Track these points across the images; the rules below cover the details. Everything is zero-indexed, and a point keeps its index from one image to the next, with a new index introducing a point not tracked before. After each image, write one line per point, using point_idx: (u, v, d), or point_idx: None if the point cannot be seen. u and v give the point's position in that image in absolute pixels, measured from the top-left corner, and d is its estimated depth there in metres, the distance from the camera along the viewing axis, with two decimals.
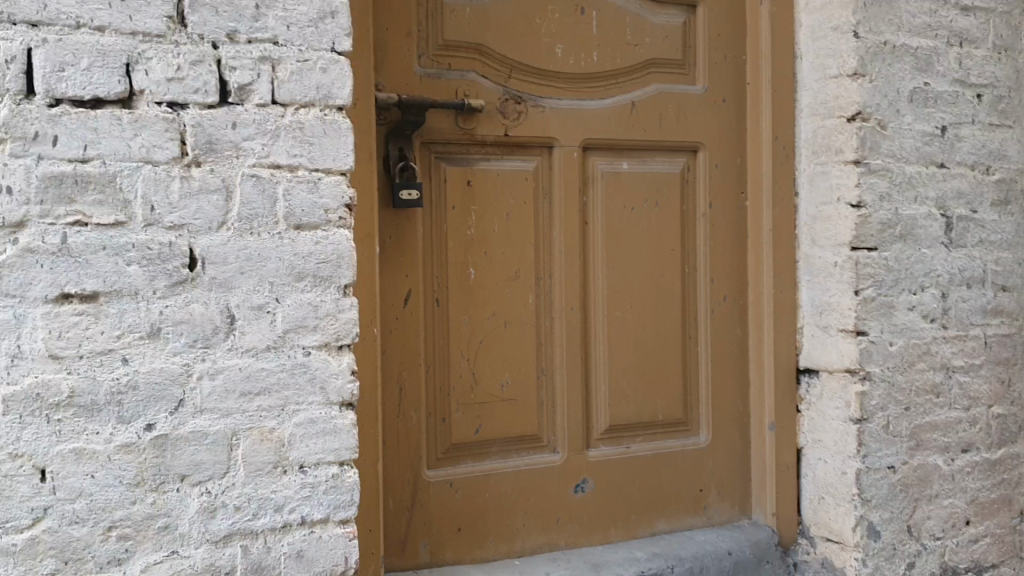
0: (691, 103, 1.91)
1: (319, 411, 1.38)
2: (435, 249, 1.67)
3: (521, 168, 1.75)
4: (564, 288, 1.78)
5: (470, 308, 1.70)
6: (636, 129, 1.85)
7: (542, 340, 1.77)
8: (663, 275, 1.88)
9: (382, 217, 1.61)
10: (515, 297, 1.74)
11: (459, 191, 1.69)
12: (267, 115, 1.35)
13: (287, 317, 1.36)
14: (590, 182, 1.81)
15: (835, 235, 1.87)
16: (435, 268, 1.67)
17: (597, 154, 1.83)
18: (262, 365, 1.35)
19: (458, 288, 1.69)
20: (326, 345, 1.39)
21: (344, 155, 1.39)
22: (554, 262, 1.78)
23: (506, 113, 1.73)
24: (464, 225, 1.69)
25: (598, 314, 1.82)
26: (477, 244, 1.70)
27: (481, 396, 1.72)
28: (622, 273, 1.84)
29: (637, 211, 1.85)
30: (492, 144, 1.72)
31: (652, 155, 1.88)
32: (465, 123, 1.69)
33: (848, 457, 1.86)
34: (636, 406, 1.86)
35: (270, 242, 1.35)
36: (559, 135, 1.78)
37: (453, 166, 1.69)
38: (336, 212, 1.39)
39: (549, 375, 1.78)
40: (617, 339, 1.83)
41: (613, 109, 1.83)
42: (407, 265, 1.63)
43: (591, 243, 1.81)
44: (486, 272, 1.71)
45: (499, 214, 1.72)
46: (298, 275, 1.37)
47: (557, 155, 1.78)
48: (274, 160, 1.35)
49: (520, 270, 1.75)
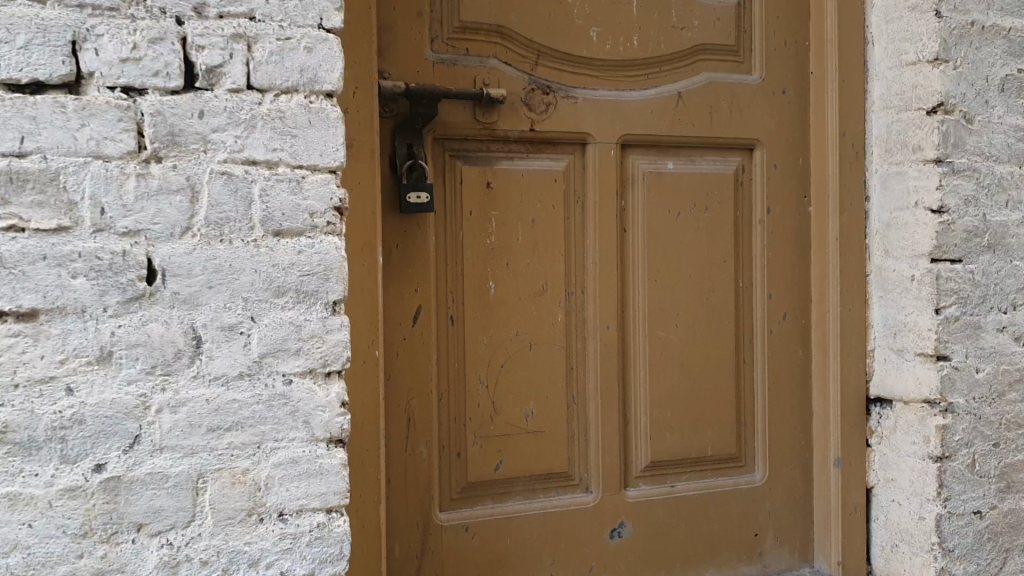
0: (745, 94, 1.68)
1: (302, 450, 1.18)
2: (449, 259, 1.46)
3: (549, 168, 1.53)
4: (599, 305, 1.56)
5: (490, 328, 1.49)
6: (683, 124, 1.62)
7: (573, 364, 1.55)
8: (713, 290, 1.65)
9: (388, 223, 1.41)
10: (542, 315, 1.53)
11: (478, 194, 1.48)
12: (241, 102, 1.16)
13: (264, 339, 1.16)
14: (630, 184, 1.59)
15: (911, 244, 1.62)
16: (449, 282, 1.46)
17: (638, 153, 1.60)
18: (234, 397, 1.15)
19: (475, 304, 1.48)
20: (311, 372, 1.19)
21: (332, 149, 1.19)
22: (587, 275, 1.56)
23: (533, 106, 1.51)
24: (483, 232, 1.48)
25: (638, 335, 1.60)
26: (498, 254, 1.49)
27: (502, 428, 1.50)
28: (666, 288, 1.61)
29: (684, 217, 1.62)
30: (516, 140, 1.50)
31: (701, 153, 1.66)
32: (485, 117, 1.48)
33: (927, 500, 1.61)
34: (682, 439, 1.63)
35: (243, 250, 1.15)
36: (593, 130, 1.55)
37: (471, 165, 1.47)
38: (323, 216, 1.19)
39: (581, 404, 1.56)
40: (660, 363, 1.61)
41: (657, 101, 1.60)
42: (417, 277, 1.43)
43: (630, 253, 1.59)
44: (509, 286, 1.50)
45: (524, 220, 1.51)
46: (277, 290, 1.17)
47: (591, 153, 1.56)
48: (249, 155, 1.16)
49: (548, 284, 1.53)
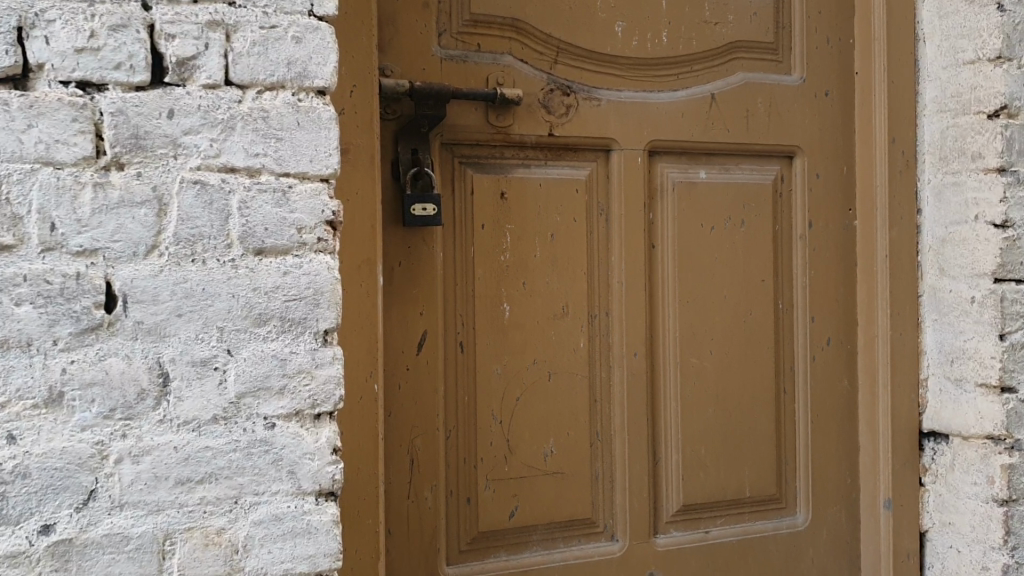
0: (784, 97, 1.50)
1: (286, 505, 1.02)
2: (457, 279, 1.29)
3: (570, 177, 1.36)
4: (626, 329, 1.39)
5: (504, 356, 1.32)
6: (716, 129, 1.45)
7: (597, 396, 1.38)
8: (751, 312, 1.48)
9: (389, 239, 1.25)
10: (562, 341, 1.36)
11: (490, 206, 1.31)
12: (218, 99, 0.99)
13: (242, 376, 1.00)
14: (659, 194, 1.42)
15: (970, 262, 1.44)
16: (457, 305, 1.30)
17: (666, 160, 1.43)
18: (206, 444, 0.99)
19: (487, 328, 1.31)
20: (297, 414, 1.02)
21: (324, 155, 1.03)
22: (613, 296, 1.39)
23: (551, 107, 1.34)
24: (496, 248, 1.32)
25: (668, 363, 1.43)
26: (512, 272, 1.33)
27: (517, 470, 1.33)
28: (700, 310, 1.44)
29: (719, 231, 1.45)
30: (533, 145, 1.34)
31: (736, 162, 1.48)
32: (499, 120, 1.31)
33: (991, 549, 1.42)
34: (717, 479, 1.46)
35: (219, 272, 0.99)
36: (619, 136, 1.38)
37: (483, 174, 1.31)
38: (313, 231, 1.03)
39: (606, 441, 1.39)
40: (693, 395, 1.44)
41: (687, 103, 1.43)
42: (422, 300, 1.27)
43: (659, 271, 1.42)
44: (525, 309, 1.33)
45: (542, 235, 1.34)
46: (259, 319, 1.00)
47: (616, 160, 1.39)
48: (227, 162, 0.99)
49: (569, 306, 1.36)
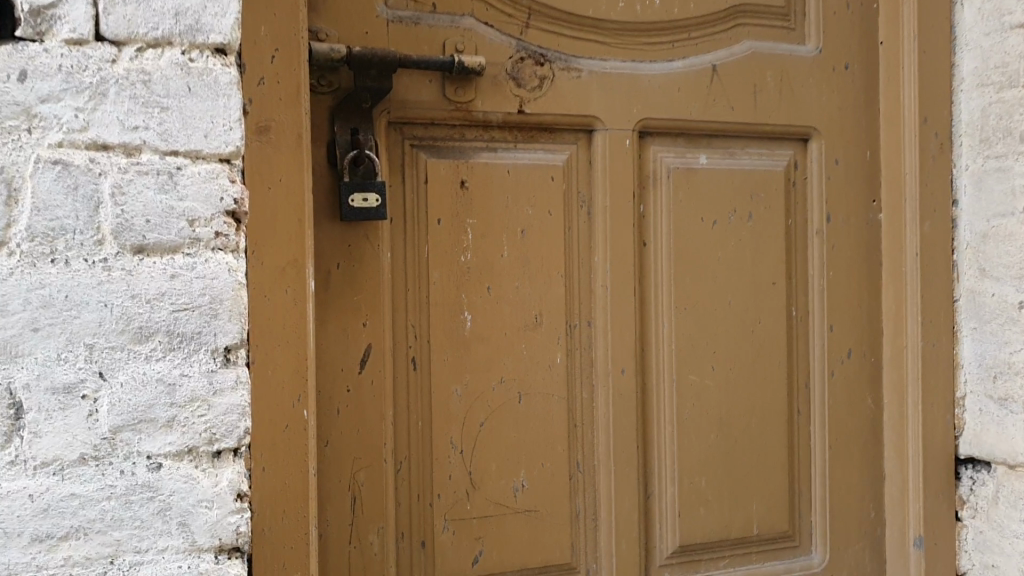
0: (798, 69, 1.29)
1: (177, 566, 0.81)
2: (408, 283, 1.09)
3: (545, 163, 1.15)
4: (612, 341, 1.17)
5: (465, 374, 1.12)
6: (718, 107, 1.24)
7: (577, 419, 1.17)
8: (760, 321, 1.27)
9: (325, 236, 1.04)
10: (535, 356, 1.15)
11: (448, 196, 1.11)
12: (85, 58, 0.79)
13: (117, 406, 0.79)
14: (652, 183, 1.21)
15: (1017, 260, 1.23)
16: (408, 315, 1.09)
17: (660, 143, 1.22)
18: (71, 491, 0.78)
19: (445, 341, 1.11)
20: (191, 452, 0.82)
21: (221, 129, 0.83)
22: (597, 302, 1.18)
23: (522, 79, 1.14)
24: (455, 247, 1.11)
25: (663, 381, 1.22)
26: (473, 274, 1.12)
27: (482, 509, 1.12)
28: (700, 318, 1.23)
29: (722, 225, 1.24)
30: (499, 125, 1.13)
31: (742, 145, 1.27)
32: (458, 94, 1.11)
33: None
34: (720, 516, 1.25)
35: (86, 274, 0.79)
36: (602, 114, 1.18)
37: (438, 158, 1.11)
38: (209, 224, 0.83)
39: (589, 473, 1.18)
40: (692, 418, 1.23)
41: (684, 76, 1.22)
42: (365, 307, 1.06)
43: (652, 272, 1.21)
44: (490, 318, 1.13)
45: (510, 231, 1.14)
46: (140, 333, 0.80)
47: (600, 143, 1.18)
48: (98, 137, 0.79)
49: (543, 314, 1.15)
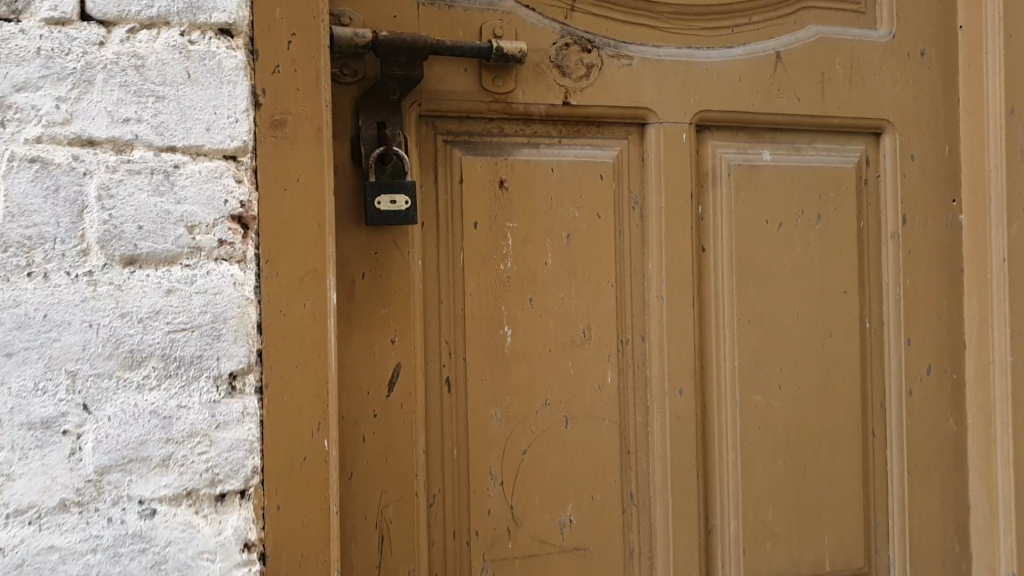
0: (868, 56, 1.14)
1: None
2: (441, 295, 0.98)
3: (592, 160, 1.04)
4: (668, 359, 1.05)
5: (506, 396, 1.00)
6: (782, 98, 1.11)
7: (630, 445, 1.05)
8: (831, 334, 1.14)
9: (348, 242, 0.93)
10: (582, 376, 1.03)
11: (485, 198, 0.99)
12: (68, 40, 0.68)
13: (105, 443, 0.69)
14: (711, 182, 1.09)
15: None
16: (442, 331, 0.98)
17: (720, 137, 1.10)
18: (51, 542, 0.68)
19: (482, 359, 0.99)
20: (190, 496, 0.71)
21: (226, 121, 0.72)
22: (651, 314, 1.06)
23: (567, 68, 1.02)
24: (493, 254, 1.00)
25: (724, 403, 1.09)
26: (513, 285, 1.00)
27: (525, 547, 1.01)
28: (765, 333, 1.11)
29: (788, 228, 1.11)
30: (541, 118, 1.02)
31: (808, 140, 1.14)
32: (496, 83, 0.99)
33: None
34: (789, 552, 1.12)
35: (68, 292, 0.68)
36: (656, 105, 1.06)
37: (475, 156, 0.99)
38: (212, 231, 0.72)
39: (643, 507, 1.06)
40: (757, 443, 1.10)
41: (745, 64, 1.09)
42: (394, 323, 0.95)
43: (711, 281, 1.09)
44: (532, 334, 1.01)
45: (554, 236, 1.02)
46: (130, 359, 0.69)
47: (654, 138, 1.06)
48: (83, 132, 0.69)
49: (592, 328, 1.03)
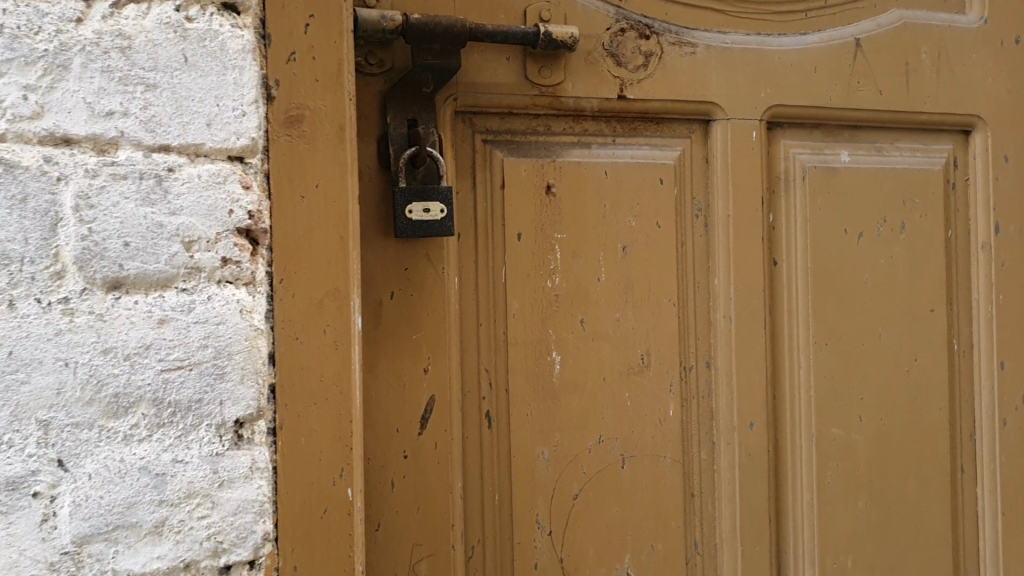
0: (959, 43, 1.01)
1: None
2: (480, 318, 0.85)
3: (651, 162, 0.91)
4: (737, 389, 0.92)
5: (554, 433, 0.87)
6: (863, 91, 0.97)
7: (695, 487, 0.92)
8: (918, 359, 1.00)
9: (375, 257, 0.81)
10: (641, 409, 0.90)
11: (530, 206, 0.86)
12: (38, 14, 0.55)
13: (84, 508, 0.56)
14: (783, 186, 0.96)
15: None
16: (480, 359, 0.85)
17: (792, 135, 0.97)
18: None
19: (527, 390, 0.86)
20: (188, 569, 0.59)
21: (230, 114, 0.60)
22: (718, 338, 0.92)
23: (623, 56, 0.89)
24: (540, 269, 0.87)
25: (799, 437, 0.96)
26: (563, 305, 0.88)
27: None
28: (844, 357, 0.97)
29: (869, 238, 0.98)
30: (594, 113, 0.89)
31: (892, 139, 1.00)
32: (543, 74, 0.86)
33: None
34: None
35: (38, 324, 0.55)
36: (722, 99, 0.92)
37: (519, 158, 0.86)
38: (214, 248, 0.59)
39: (708, 558, 0.93)
40: (836, 482, 0.97)
41: (823, 53, 0.96)
42: (427, 350, 0.82)
43: (785, 299, 0.96)
44: (583, 361, 0.88)
45: (608, 248, 0.89)
46: (115, 404, 0.57)
47: (720, 136, 0.93)
48: (58, 129, 0.56)
49: (651, 354, 0.91)
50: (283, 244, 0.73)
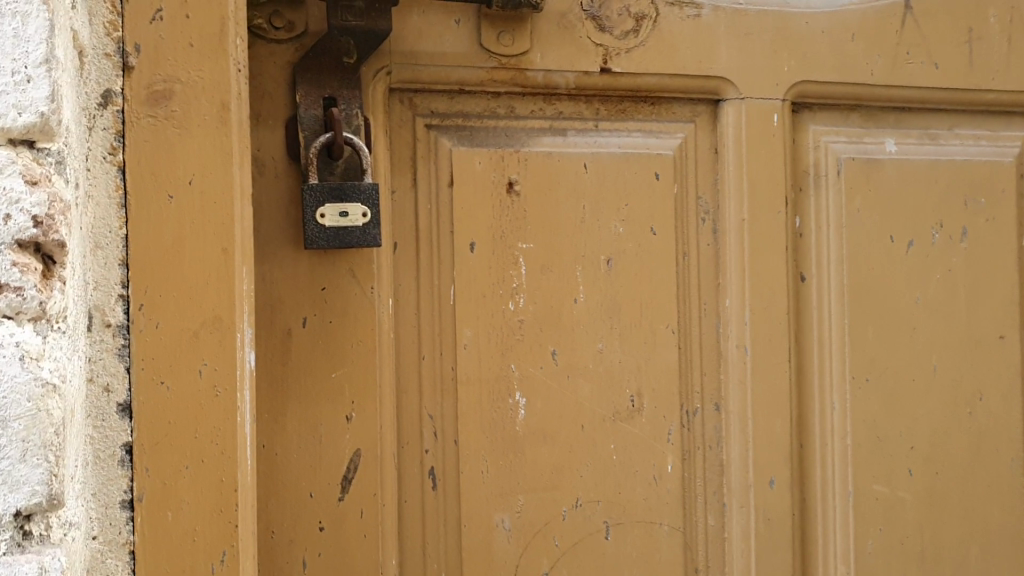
0: None
1: None
2: (422, 350, 0.68)
3: (644, 152, 0.72)
4: (753, 438, 0.74)
5: (517, 495, 0.69)
6: (913, 65, 0.78)
7: (699, 560, 0.74)
8: (982, 397, 0.81)
9: (282, 274, 0.63)
10: (630, 464, 0.72)
11: (487, 209, 0.69)
12: None
13: None
14: (813, 184, 0.77)
15: None
16: (423, 402, 0.68)
17: (825, 120, 0.78)
18: None
19: (482, 441, 0.69)
20: None
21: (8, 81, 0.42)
22: (728, 374, 0.74)
23: (606, 19, 0.71)
24: (500, 289, 0.69)
25: (832, 496, 0.77)
26: (529, 333, 0.70)
27: None
28: (887, 396, 0.78)
29: (921, 248, 0.79)
30: (570, 91, 0.71)
31: (949, 124, 0.81)
32: (503, 41, 0.68)
33: None
34: None
35: None
36: (734, 74, 0.74)
37: (472, 147, 0.68)
38: None
39: None
40: (879, 550, 0.78)
41: (863, 17, 0.77)
42: (352, 392, 0.64)
43: (813, 325, 0.77)
44: (556, 404, 0.70)
45: (589, 262, 0.71)
46: None
47: (732, 121, 0.74)
48: None
49: (645, 395, 0.72)
50: (143, 260, 0.55)
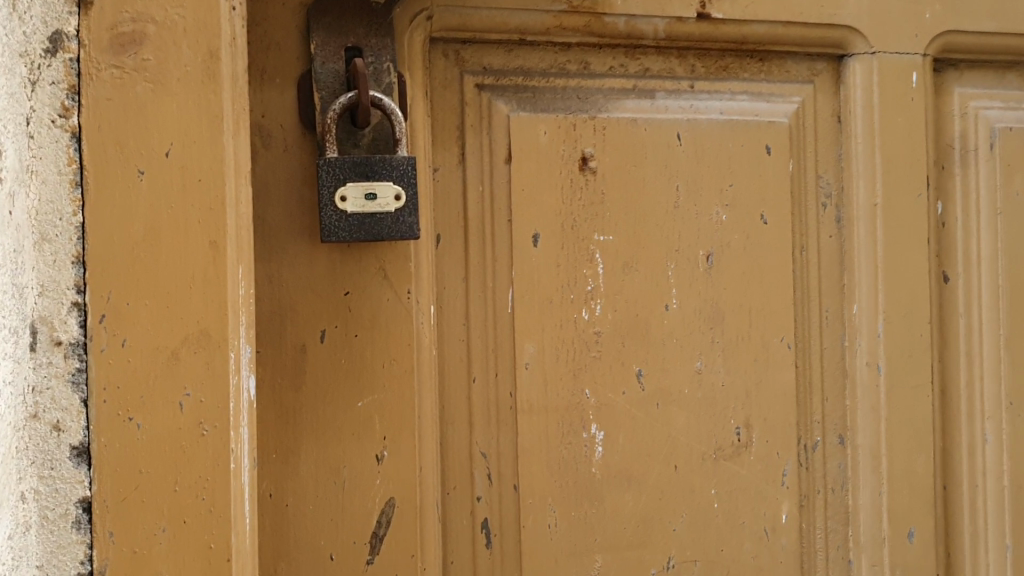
0: None
1: None
2: (472, 371, 0.53)
3: (752, 119, 0.58)
4: (891, 480, 0.58)
5: (592, 553, 0.55)
6: None
7: None
8: None
9: (294, 274, 0.49)
10: (735, 514, 0.57)
11: (554, 193, 0.54)
12: None
13: None
14: (961, 161, 0.62)
15: None
16: (474, 436, 0.53)
17: (974, 80, 0.62)
18: None
19: (548, 486, 0.54)
20: None
21: None
22: (858, 399, 0.59)
23: None
24: (571, 295, 0.55)
25: (987, 552, 0.61)
26: (608, 350, 0.55)
27: None
28: None
29: None
30: (659, 43, 0.56)
31: None
32: None
33: None
34: None
35: None
36: (864, 22, 0.59)
37: (536, 114, 0.54)
38: None
39: None
40: None
41: None
42: (383, 425, 0.50)
43: (960, 336, 0.61)
44: (642, 438, 0.56)
45: (683, 260, 0.56)
46: None
47: (860, 81, 0.59)
48: None
49: (753, 428, 0.57)
50: (106, 256, 0.40)
